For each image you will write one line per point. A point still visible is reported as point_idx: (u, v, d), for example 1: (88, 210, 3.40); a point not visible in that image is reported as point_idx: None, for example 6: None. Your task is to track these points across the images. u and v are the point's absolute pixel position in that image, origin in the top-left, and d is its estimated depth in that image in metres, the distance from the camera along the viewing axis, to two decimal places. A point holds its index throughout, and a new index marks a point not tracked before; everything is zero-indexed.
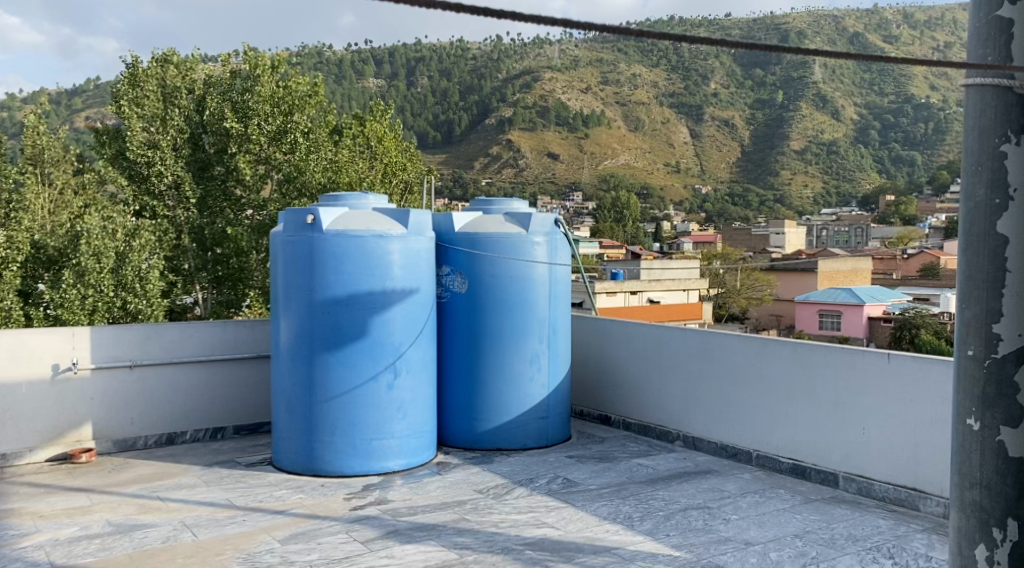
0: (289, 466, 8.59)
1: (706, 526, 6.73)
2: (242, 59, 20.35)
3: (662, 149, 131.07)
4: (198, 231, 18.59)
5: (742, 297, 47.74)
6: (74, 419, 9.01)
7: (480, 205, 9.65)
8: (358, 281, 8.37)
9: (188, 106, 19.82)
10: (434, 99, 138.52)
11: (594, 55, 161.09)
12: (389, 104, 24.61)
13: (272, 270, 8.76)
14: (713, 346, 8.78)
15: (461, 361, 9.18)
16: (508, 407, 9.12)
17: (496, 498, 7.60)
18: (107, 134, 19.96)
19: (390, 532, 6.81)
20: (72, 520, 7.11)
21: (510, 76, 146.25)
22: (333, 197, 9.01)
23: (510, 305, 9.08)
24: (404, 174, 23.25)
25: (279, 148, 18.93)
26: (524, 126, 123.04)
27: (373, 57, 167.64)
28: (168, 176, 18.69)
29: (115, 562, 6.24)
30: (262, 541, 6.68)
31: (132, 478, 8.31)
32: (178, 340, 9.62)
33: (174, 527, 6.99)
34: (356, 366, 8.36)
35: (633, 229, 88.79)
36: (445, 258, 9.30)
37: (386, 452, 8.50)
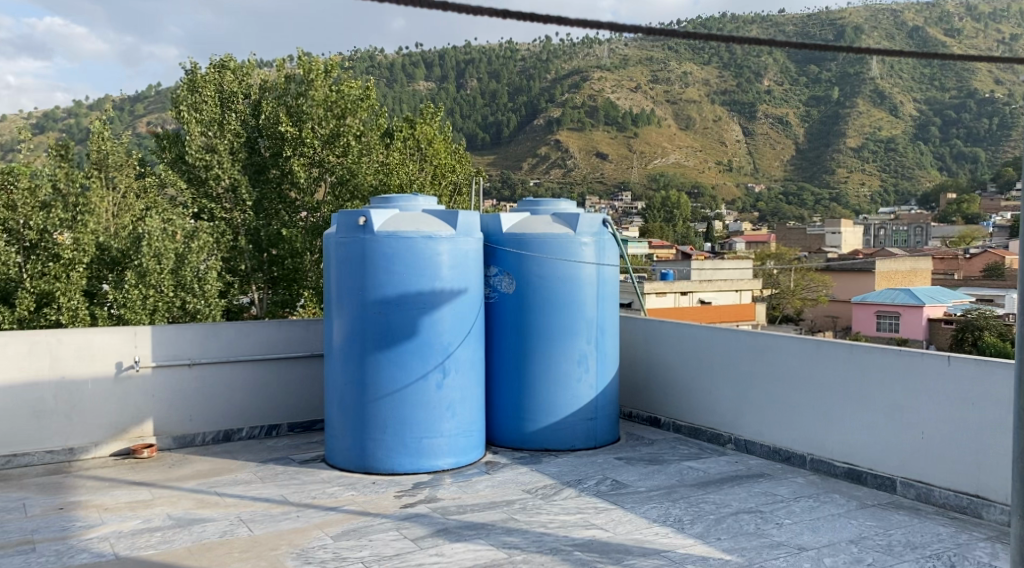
0: (341, 464, 8.74)
1: (757, 530, 6.68)
2: (297, 64, 20.70)
3: (715, 148, 129.65)
4: (255, 232, 18.91)
5: (797, 298, 46.94)
6: (136, 415, 9.29)
7: (528, 205, 9.68)
8: (408, 280, 8.48)
9: (244, 110, 20.20)
10: (483, 100, 139.06)
11: (644, 54, 159.96)
12: (439, 106, 24.76)
13: (326, 271, 8.92)
14: (764, 347, 8.71)
15: (509, 360, 9.24)
16: (557, 408, 9.15)
17: (545, 499, 7.64)
18: (167, 138, 20.45)
19: (440, 530, 6.90)
20: (135, 513, 7.34)
21: (560, 76, 145.91)
22: (384, 199, 9.14)
23: (559, 306, 9.11)
24: (454, 176, 23.39)
25: (332, 151, 19.20)
26: (575, 125, 122.75)
27: (423, 59, 169.07)
28: (225, 180, 18.92)
29: (175, 554, 6.43)
30: (316, 537, 6.82)
31: (191, 473, 8.54)
32: (235, 339, 9.85)
33: (231, 522, 7.17)
34: (406, 365, 8.48)
35: (683, 229, 88.02)
36: (493, 258, 9.37)
37: (435, 451, 8.60)
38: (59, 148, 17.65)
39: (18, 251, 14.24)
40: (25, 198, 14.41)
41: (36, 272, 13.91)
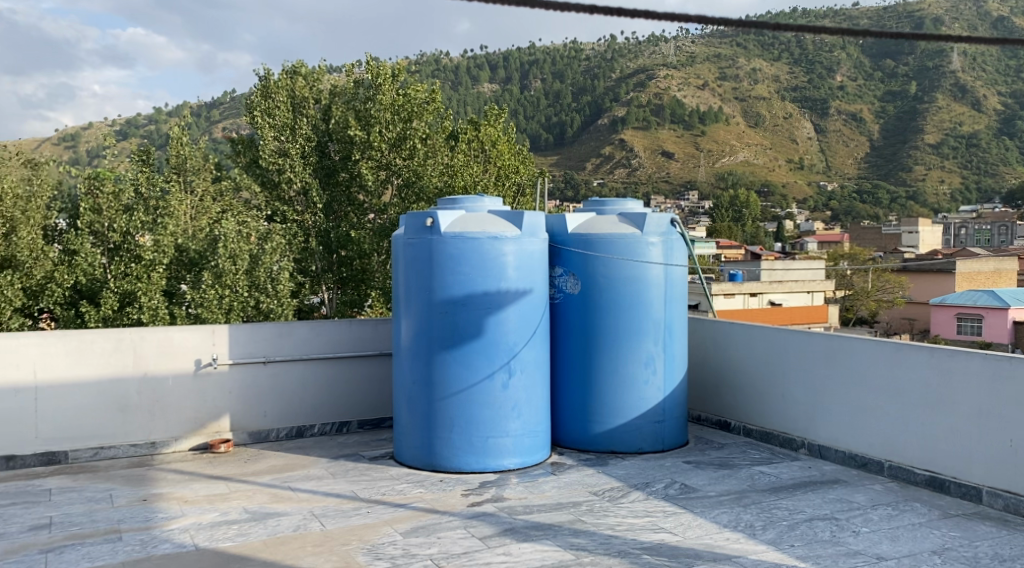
0: (409, 461, 8.85)
1: (833, 538, 6.55)
2: (365, 68, 21.08)
3: (785, 147, 127.15)
4: (325, 235, 19.23)
5: (872, 300, 45.72)
6: (214, 410, 9.57)
7: (593, 205, 9.66)
8: (474, 280, 8.56)
9: (315, 115, 20.67)
10: (547, 101, 138.99)
11: (711, 51, 157.78)
12: (503, 107, 24.89)
13: (394, 271, 9.06)
14: (839, 350, 8.53)
15: (575, 362, 9.24)
16: (624, 409, 9.11)
17: (612, 501, 7.62)
18: (242, 143, 21.09)
19: (507, 529, 6.95)
20: (213, 506, 7.57)
21: (625, 74, 144.89)
22: (451, 200, 9.22)
23: (625, 306, 9.07)
24: (518, 177, 23.50)
25: (399, 154, 19.56)
26: (640, 124, 121.73)
27: (487, 62, 169.96)
28: (297, 183, 19.31)
29: (251, 547, 6.60)
30: (386, 533, 6.93)
31: (266, 468, 8.76)
32: (307, 337, 10.07)
33: (304, 516, 7.34)
34: (472, 365, 8.56)
35: (752, 230, 86.68)
36: (558, 259, 9.38)
37: (501, 451, 8.65)
38: (140, 153, 18.45)
39: (103, 253, 14.88)
40: (110, 201, 15.06)
41: (120, 273, 14.36)
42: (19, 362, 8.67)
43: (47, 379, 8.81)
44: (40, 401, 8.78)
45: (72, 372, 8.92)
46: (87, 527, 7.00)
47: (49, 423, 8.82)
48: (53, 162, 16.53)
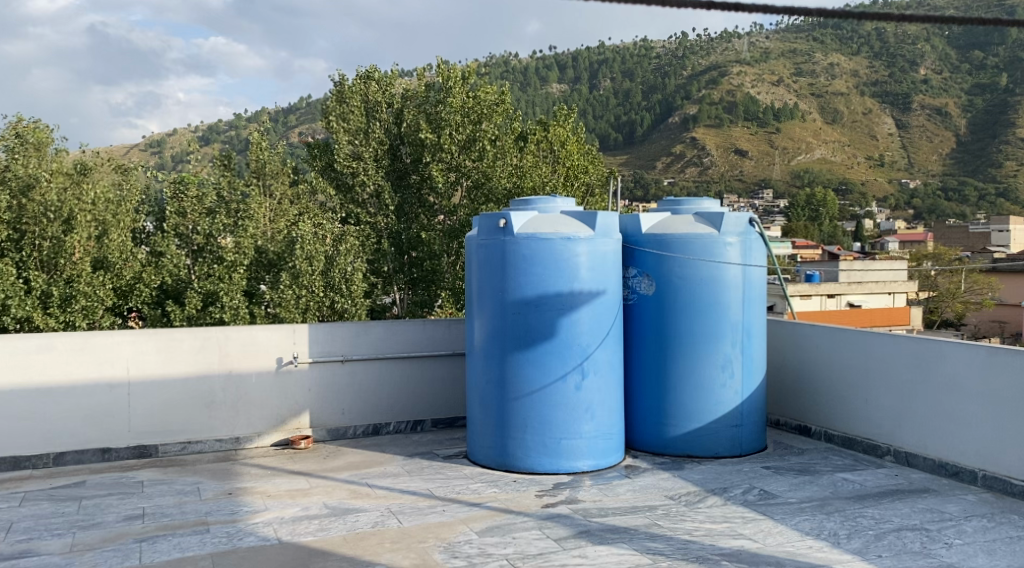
0: (483, 461, 8.88)
1: (923, 550, 6.32)
2: (436, 72, 21.28)
3: (863, 143, 123.66)
4: (397, 236, 19.29)
5: (958, 301, 44.04)
6: (295, 407, 9.75)
7: (668, 205, 9.53)
8: (547, 281, 8.52)
9: (388, 119, 20.84)
10: (616, 100, 138.09)
11: (785, 46, 154.54)
12: (572, 107, 24.77)
13: (468, 272, 9.11)
14: (929, 354, 8.22)
15: (650, 364, 9.13)
16: (701, 413, 8.96)
17: (689, 505, 7.50)
18: (318, 148, 21.26)
19: (582, 531, 6.89)
20: (294, 501, 7.70)
21: (697, 71, 142.78)
22: (524, 201, 9.21)
23: (702, 307, 8.92)
24: (587, 177, 23.36)
25: (469, 156, 19.64)
26: (713, 121, 119.77)
27: (556, 62, 169.83)
28: (370, 185, 19.57)
29: (331, 542, 6.70)
30: (462, 532, 6.95)
31: (344, 465, 8.88)
32: (383, 337, 10.18)
33: (382, 513, 7.41)
34: (546, 366, 8.53)
35: (830, 229, 84.59)
36: (632, 259, 9.27)
37: (575, 453, 8.60)
38: (222, 158, 18.92)
39: (188, 254, 15.33)
40: (193, 205, 15.64)
41: (203, 274, 14.69)
42: (112, 358, 9.00)
43: (139, 376, 9.12)
44: (132, 396, 9.09)
45: (163, 369, 9.21)
46: (177, 519, 7.20)
47: (141, 417, 9.11)
48: (142, 169, 17.34)
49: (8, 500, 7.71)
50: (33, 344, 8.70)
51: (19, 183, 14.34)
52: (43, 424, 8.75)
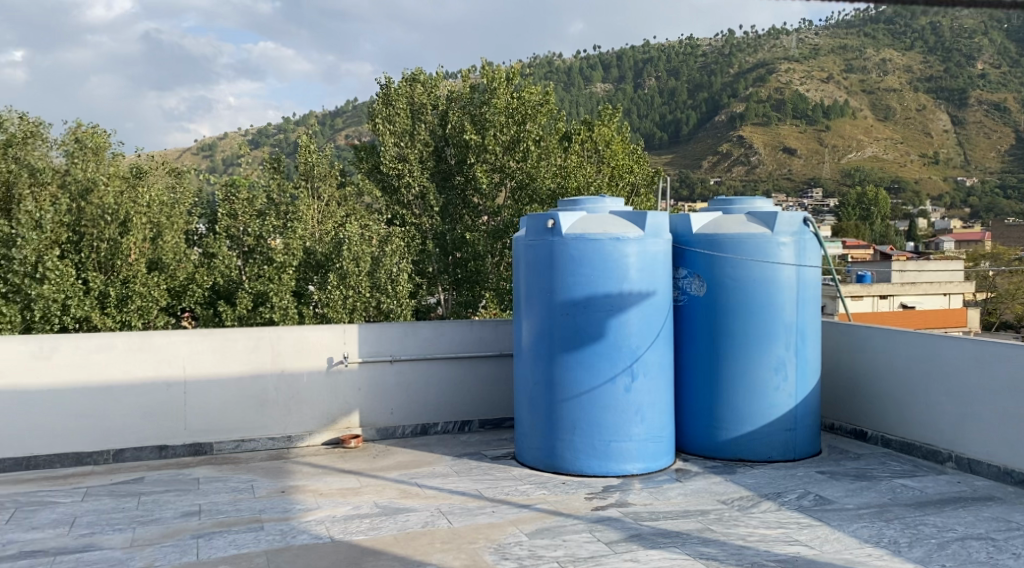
0: (531, 462, 8.85)
1: (989, 560, 6.12)
2: (481, 73, 21.30)
3: (915, 141, 120.99)
4: (441, 237, 19.20)
5: (1018, 303, 42.74)
6: (345, 406, 9.81)
7: (719, 204, 9.40)
8: (596, 281, 8.45)
9: (433, 121, 20.96)
10: (661, 99, 137.08)
11: (835, 43, 151.92)
12: (617, 107, 24.65)
13: (516, 273, 9.09)
14: (993, 358, 7.97)
15: (700, 366, 9.01)
16: (753, 417, 8.81)
17: (742, 510, 7.38)
18: (365, 150, 21.58)
19: (634, 535, 6.82)
20: (346, 499, 7.74)
21: (744, 69, 141.05)
22: (572, 201, 9.15)
23: (754, 309, 8.77)
24: (632, 176, 23.18)
25: (513, 157, 19.65)
26: (761, 120, 118.02)
27: (600, 62, 169.21)
28: (416, 187, 19.65)
29: (383, 541, 6.72)
30: (512, 533, 6.93)
31: (393, 464, 8.91)
32: (431, 337, 10.20)
33: (432, 513, 7.41)
34: (595, 368, 8.47)
35: (882, 229, 82.79)
36: (682, 260, 9.15)
37: (624, 455, 8.52)
38: (272, 161, 19.17)
39: (239, 255, 15.55)
40: (244, 207, 15.89)
41: (254, 275, 14.87)
42: (168, 358, 9.15)
43: (195, 375, 9.25)
44: (188, 395, 9.23)
45: (218, 368, 9.33)
46: (232, 516, 7.28)
47: (197, 416, 9.25)
48: (194, 172, 17.65)
49: (71, 495, 7.87)
50: (93, 343, 8.88)
51: (78, 186, 14.68)
52: (104, 422, 8.93)
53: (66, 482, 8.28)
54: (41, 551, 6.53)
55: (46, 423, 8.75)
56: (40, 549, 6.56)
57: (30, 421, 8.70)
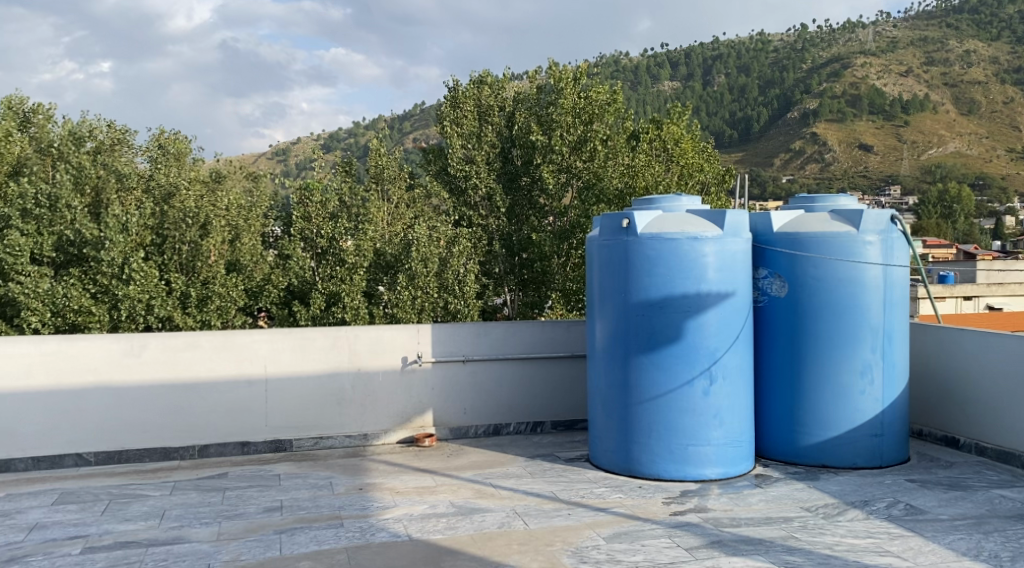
0: (606, 465, 8.74)
1: None
2: (548, 74, 21.19)
3: (999, 135, 116.31)
4: (508, 239, 19.24)
5: None
6: (419, 405, 9.84)
7: (801, 202, 9.13)
8: (673, 281, 8.29)
9: (500, 122, 20.93)
10: (730, 97, 134.95)
11: (913, 35, 147.38)
12: (686, 105, 24.33)
13: (589, 274, 8.98)
14: None
15: (780, 369, 8.76)
16: (837, 422, 8.53)
17: (828, 518, 7.14)
18: (433, 153, 21.67)
19: (715, 541, 6.65)
20: (422, 498, 7.74)
21: (817, 65, 137.90)
22: (648, 199, 9.01)
23: (838, 310, 8.49)
24: (702, 175, 22.77)
25: (580, 157, 19.52)
26: (835, 116, 115.08)
27: (668, 60, 167.48)
28: (482, 188, 19.45)
29: (460, 541, 6.69)
30: (589, 537, 6.82)
31: (467, 464, 8.89)
32: (503, 337, 10.16)
33: (508, 514, 7.36)
34: (671, 370, 8.30)
35: (965, 228, 79.53)
36: (762, 260, 8.92)
37: (703, 460, 8.33)
38: (343, 165, 19.42)
39: (312, 258, 15.59)
40: (318, 210, 15.87)
41: (327, 275, 15.03)
42: (250, 356, 9.30)
43: (276, 373, 9.39)
44: (269, 393, 9.38)
45: (298, 366, 9.45)
46: (313, 512, 7.34)
47: (277, 412, 9.38)
48: (271, 176, 18.15)
49: (160, 488, 8.05)
50: (179, 341, 9.08)
51: (161, 191, 15.17)
52: (189, 418, 9.13)
53: (154, 476, 8.49)
54: (133, 542, 6.69)
55: (135, 419, 8.99)
56: (133, 540, 6.71)
57: (121, 416, 8.96)
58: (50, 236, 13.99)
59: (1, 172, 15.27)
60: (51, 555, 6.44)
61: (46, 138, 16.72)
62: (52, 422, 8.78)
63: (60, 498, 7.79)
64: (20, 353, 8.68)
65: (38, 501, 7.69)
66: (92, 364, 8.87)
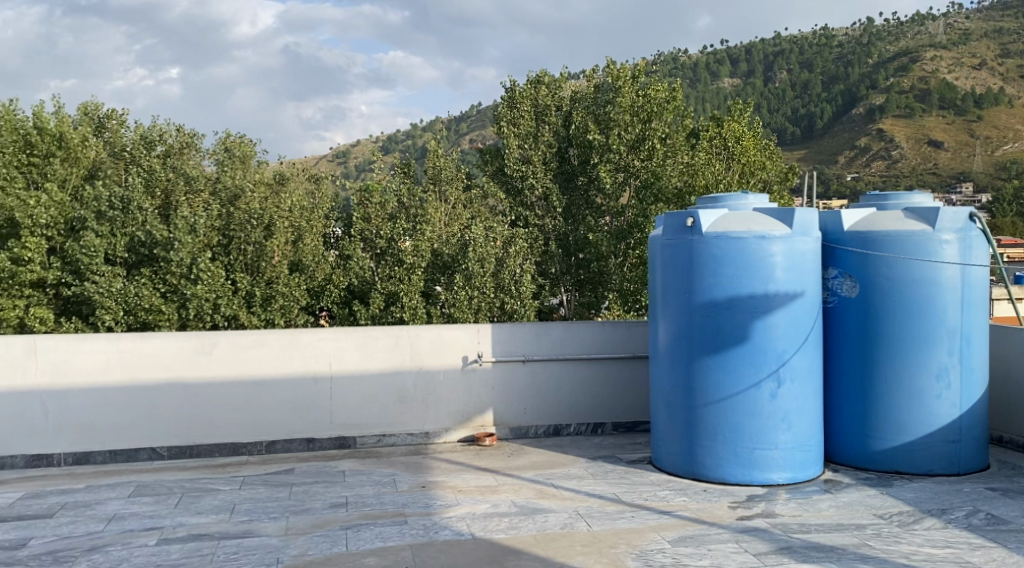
0: (670, 468, 8.61)
1: None
2: (605, 73, 21.01)
3: None
4: (564, 238, 19.09)
5: None
6: (480, 405, 9.83)
7: (873, 200, 8.86)
8: (739, 282, 8.12)
9: (557, 121, 20.76)
10: (792, 93, 132.46)
11: (985, 27, 142.70)
12: (747, 102, 23.86)
13: (652, 274, 8.86)
14: None
15: (851, 372, 8.53)
16: (911, 427, 8.27)
17: (903, 526, 6.92)
18: (490, 153, 21.62)
19: (784, 547, 6.49)
20: (484, 497, 7.72)
21: (882, 60, 134.47)
22: (712, 198, 8.86)
23: (912, 311, 8.23)
24: (765, 173, 22.32)
25: (638, 156, 19.32)
26: (902, 112, 112.02)
27: (728, 58, 165.20)
28: (539, 189, 19.42)
29: (523, 541, 6.65)
30: (654, 540, 6.72)
31: (528, 464, 8.85)
32: (563, 338, 10.08)
33: (571, 515, 7.29)
34: (738, 372, 8.14)
35: None
36: (831, 260, 8.70)
37: (770, 464, 8.15)
38: (402, 167, 19.54)
39: (372, 258, 15.77)
40: (378, 211, 16.11)
41: (386, 275, 15.16)
42: (315, 354, 9.40)
43: (340, 370, 9.47)
44: (334, 391, 9.46)
45: (361, 364, 9.53)
46: (377, 509, 7.38)
47: (341, 410, 9.47)
48: (332, 178, 18.35)
49: (230, 483, 8.19)
50: (248, 339, 9.23)
51: (228, 193, 15.57)
52: (257, 415, 9.28)
53: (224, 470, 8.64)
54: (206, 534, 6.81)
55: (205, 415, 9.16)
56: (205, 533, 6.83)
57: (192, 412, 9.13)
58: (123, 237, 14.34)
59: (76, 175, 15.74)
60: (128, 545, 6.59)
61: (119, 143, 17.22)
62: (127, 417, 9.00)
63: (136, 490, 7.97)
64: (97, 350, 8.92)
65: (116, 493, 7.88)
66: (165, 361, 9.07)
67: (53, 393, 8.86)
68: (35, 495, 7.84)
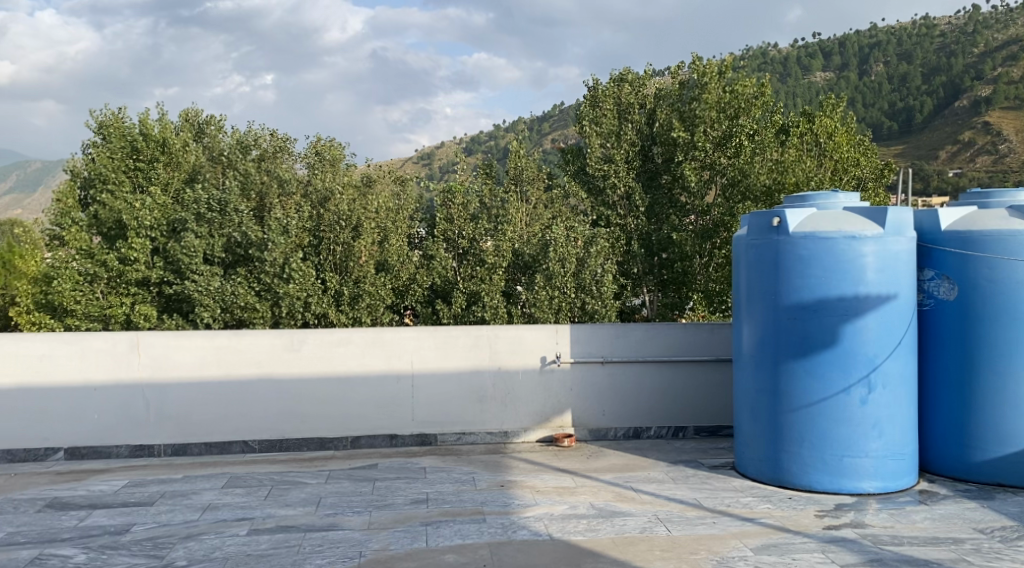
0: (754, 474, 8.39)
1: None
2: (690, 69, 20.46)
3: None
4: (647, 238, 18.75)
5: None
6: (559, 405, 9.79)
7: (973, 197, 8.44)
8: (828, 283, 7.85)
9: (640, 120, 20.09)
10: (890, 86, 127.63)
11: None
12: (840, 96, 23.01)
13: (736, 275, 8.65)
14: None
15: (947, 378, 8.15)
16: (1015, 437, 7.84)
17: (1004, 542, 6.57)
18: (571, 153, 20.96)
19: (874, 560, 6.24)
20: (563, 498, 7.68)
21: (989, 49, 128.19)
22: (799, 197, 8.60)
23: (1016, 315, 7.81)
24: (858, 169, 21.55)
25: (724, 153, 18.77)
26: (1011, 103, 106.49)
27: (822, 51, 160.39)
28: (621, 187, 19.00)
29: (601, 543, 6.58)
30: (736, 547, 6.56)
31: (608, 466, 8.76)
32: (643, 339, 9.93)
33: (650, 519, 7.18)
34: (826, 377, 7.87)
35: None
36: (927, 260, 8.33)
37: (861, 472, 7.86)
38: (484, 168, 19.59)
39: (454, 258, 15.89)
40: (460, 211, 15.91)
41: (468, 275, 15.33)
42: (399, 352, 9.53)
43: (422, 369, 9.57)
44: (417, 388, 9.57)
45: (443, 363, 9.61)
46: (457, 506, 7.42)
47: (424, 408, 9.57)
48: (416, 178, 18.50)
49: (316, 476, 8.37)
50: (335, 337, 9.43)
51: (318, 195, 15.74)
52: (344, 410, 9.46)
53: (311, 464, 8.83)
54: (293, 526, 6.97)
55: (295, 410, 9.40)
56: (291, 525, 6.99)
57: (282, 407, 9.38)
58: (220, 238, 14.83)
59: (176, 178, 16.34)
60: (221, 534, 6.79)
61: (215, 146, 17.80)
62: (222, 410, 9.30)
63: (228, 481, 8.22)
64: (195, 346, 9.25)
65: (209, 484, 8.15)
66: (257, 357, 9.34)
67: (154, 386, 9.22)
68: (137, 484, 8.18)
